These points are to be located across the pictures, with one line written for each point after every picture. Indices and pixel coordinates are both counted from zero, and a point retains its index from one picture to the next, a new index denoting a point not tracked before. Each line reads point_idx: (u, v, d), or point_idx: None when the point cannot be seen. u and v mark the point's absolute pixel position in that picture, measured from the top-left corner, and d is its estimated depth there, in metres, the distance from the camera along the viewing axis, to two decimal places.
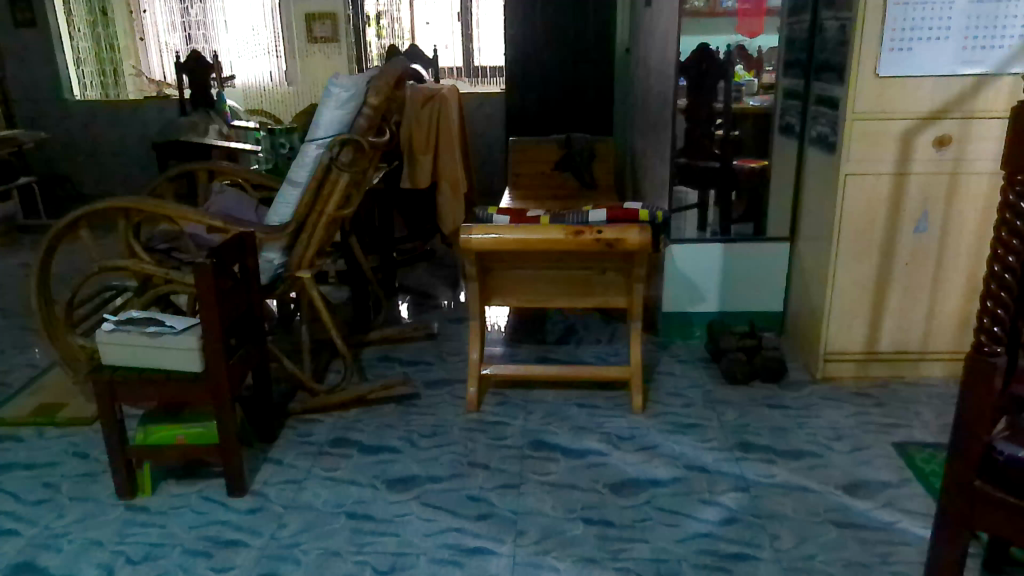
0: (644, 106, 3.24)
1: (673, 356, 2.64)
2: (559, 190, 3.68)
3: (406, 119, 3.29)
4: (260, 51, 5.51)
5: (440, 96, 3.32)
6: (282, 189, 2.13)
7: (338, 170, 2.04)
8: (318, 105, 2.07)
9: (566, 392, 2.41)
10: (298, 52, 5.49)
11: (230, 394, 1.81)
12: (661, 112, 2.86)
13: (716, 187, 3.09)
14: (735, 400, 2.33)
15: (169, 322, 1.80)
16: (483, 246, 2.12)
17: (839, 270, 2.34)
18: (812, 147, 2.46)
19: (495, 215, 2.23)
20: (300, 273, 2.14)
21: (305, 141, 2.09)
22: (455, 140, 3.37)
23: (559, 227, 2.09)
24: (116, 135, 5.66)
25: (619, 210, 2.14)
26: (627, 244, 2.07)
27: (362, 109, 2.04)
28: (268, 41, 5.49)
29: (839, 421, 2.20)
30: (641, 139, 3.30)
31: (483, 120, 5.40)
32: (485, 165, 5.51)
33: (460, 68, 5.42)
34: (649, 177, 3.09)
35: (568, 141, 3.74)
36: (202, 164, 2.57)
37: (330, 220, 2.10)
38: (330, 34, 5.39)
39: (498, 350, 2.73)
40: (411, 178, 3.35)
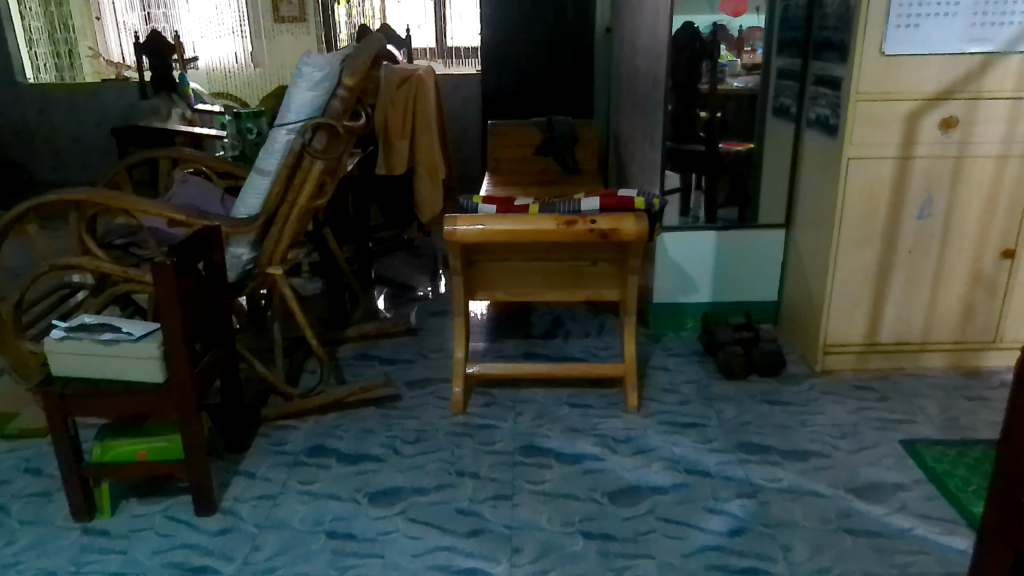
0: (630, 87, 3.09)
1: (665, 349, 2.53)
2: (540, 176, 3.52)
3: (380, 102, 3.14)
4: (224, 31, 5.32)
5: (418, 77, 3.13)
6: (250, 179, 1.93)
7: (311, 157, 1.86)
8: (288, 86, 1.85)
9: (555, 390, 2.28)
10: (263, 31, 5.30)
11: (196, 405, 1.65)
12: (649, 93, 2.72)
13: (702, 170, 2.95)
14: (733, 395, 2.22)
15: (124, 329, 1.63)
16: (469, 238, 1.97)
17: (838, 259, 2.23)
18: (809, 130, 2.35)
19: (480, 204, 2.07)
20: (272, 270, 1.96)
21: (275, 126, 1.89)
22: (433, 123, 3.20)
23: (549, 216, 1.95)
24: (72, 121, 5.40)
25: (613, 199, 1.99)
26: (623, 235, 1.93)
27: (337, 91, 1.85)
28: (233, 21, 5.30)
29: (843, 417, 2.11)
30: (625, 124, 3.23)
31: (458, 102, 5.21)
32: (461, 149, 5.33)
33: (433, 49, 5.24)
34: (637, 164, 2.94)
35: (550, 124, 3.62)
36: (162, 151, 2.38)
37: (303, 211, 1.92)
38: (297, 13, 5.22)
39: (482, 345, 2.60)
40: (387, 164, 3.20)
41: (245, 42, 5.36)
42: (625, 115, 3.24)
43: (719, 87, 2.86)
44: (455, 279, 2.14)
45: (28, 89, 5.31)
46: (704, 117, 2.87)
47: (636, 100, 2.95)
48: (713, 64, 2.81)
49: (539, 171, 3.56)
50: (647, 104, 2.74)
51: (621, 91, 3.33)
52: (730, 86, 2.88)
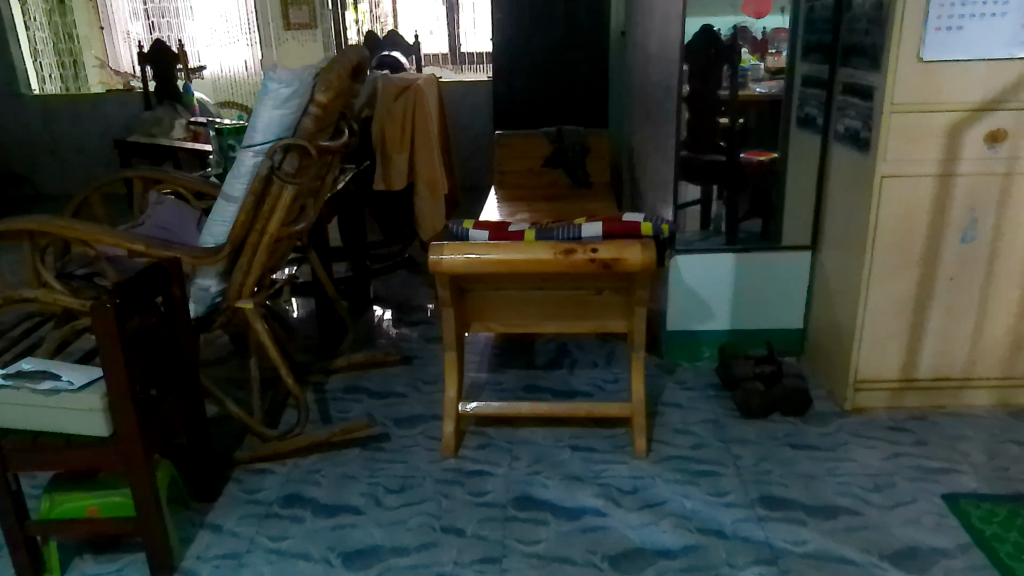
0: (642, 95, 2.90)
1: (679, 382, 2.32)
2: (548, 190, 3.32)
3: (377, 113, 2.98)
4: (239, 37, 5.18)
5: (417, 87, 2.96)
6: (217, 205, 1.77)
7: (281, 181, 1.70)
8: (254, 104, 1.69)
9: (556, 429, 2.09)
10: (273, 39, 5.06)
11: (146, 459, 1.49)
12: (660, 102, 2.52)
13: (720, 183, 2.76)
14: (753, 438, 2.01)
15: (65, 378, 1.48)
16: (456, 269, 1.78)
17: (870, 288, 2.01)
18: (837, 143, 2.13)
19: (470, 229, 1.87)
20: (240, 304, 1.81)
21: (242, 147, 1.73)
22: (433, 135, 3.03)
23: (545, 244, 1.76)
24: (77, 133, 5.31)
25: (616, 224, 1.79)
26: (626, 264, 1.74)
27: (308, 108, 1.68)
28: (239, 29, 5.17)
29: (876, 464, 1.89)
30: (637, 136, 3.03)
31: (468, 110, 5.01)
32: (472, 158, 5.13)
33: (445, 55, 5.14)
34: (648, 179, 2.74)
35: (560, 135, 3.43)
36: (135, 171, 2.24)
37: (272, 240, 1.76)
38: (307, 19, 4.98)
39: (480, 376, 2.41)
40: (385, 180, 3.03)
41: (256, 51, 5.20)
42: (637, 125, 3.04)
43: (739, 93, 2.67)
44: (445, 310, 1.96)
45: (33, 100, 5.23)
46: (725, 125, 2.69)
47: (648, 109, 2.75)
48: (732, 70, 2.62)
49: (547, 185, 3.37)
50: (659, 114, 2.54)
51: (634, 101, 3.13)
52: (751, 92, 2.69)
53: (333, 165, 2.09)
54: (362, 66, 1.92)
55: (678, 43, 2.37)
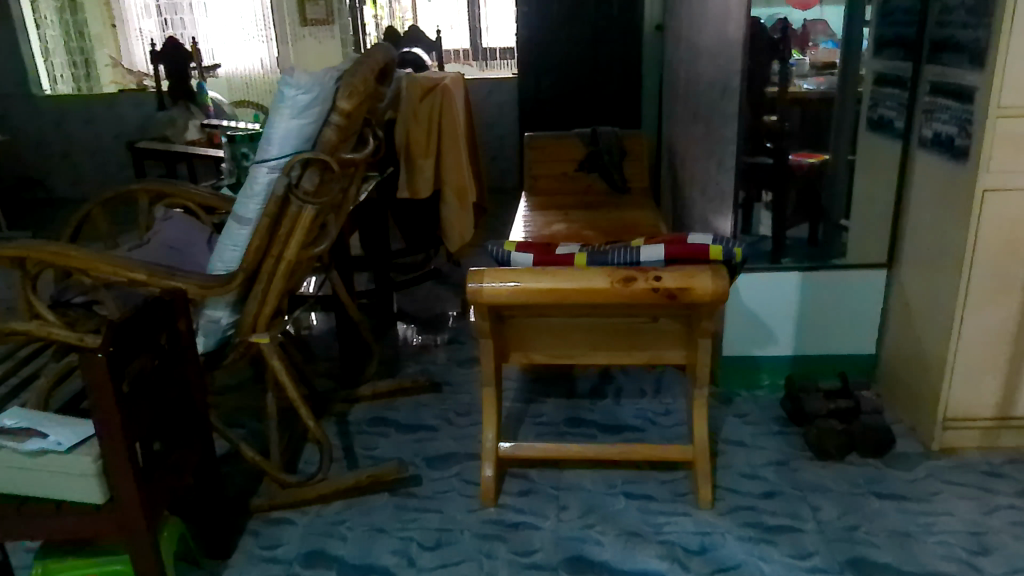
0: (688, 95, 2.67)
1: (738, 414, 2.10)
2: (583, 196, 3.10)
3: (401, 116, 2.76)
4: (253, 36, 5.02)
5: (443, 87, 2.76)
6: (227, 228, 1.57)
7: (299, 201, 1.49)
8: (268, 113, 1.47)
9: (607, 472, 1.87)
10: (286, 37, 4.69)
11: (150, 529, 1.29)
12: (713, 103, 2.29)
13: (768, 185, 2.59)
14: (831, 484, 1.79)
15: (53, 437, 1.27)
16: (499, 299, 1.57)
17: (966, 316, 1.77)
18: (923, 151, 1.89)
19: (513, 252, 1.65)
20: (255, 337, 1.60)
21: (255, 162, 1.52)
22: (461, 138, 2.82)
23: (601, 271, 1.53)
24: (90, 134, 5.15)
25: (681, 247, 1.57)
26: (695, 294, 1.51)
27: (329, 118, 1.47)
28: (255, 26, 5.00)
29: (978, 520, 1.65)
30: (682, 139, 2.80)
31: (493, 108, 4.79)
32: (497, 158, 4.90)
33: (467, 51, 5.04)
34: (698, 187, 2.51)
35: (595, 136, 3.19)
36: (141, 185, 2.04)
37: (291, 267, 1.55)
38: (322, 14, 4.57)
39: (518, 406, 2.20)
40: (410, 187, 2.82)
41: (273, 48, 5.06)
42: (681, 126, 2.81)
43: (788, 89, 2.53)
44: (484, 342, 1.75)
45: (44, 100, 5.06)
46: (774, 123, 2.53)
47: (696, 111, 2.52)
48: (780, 65, 2.44)
49: (582, 191, 3.15)
50: (712, 116, 2.30)
51: (678, 100, 2.90)
52: (799, 88, 2.60)
53: (356, 177, 1.88)
54: (388, 67, 1.71)
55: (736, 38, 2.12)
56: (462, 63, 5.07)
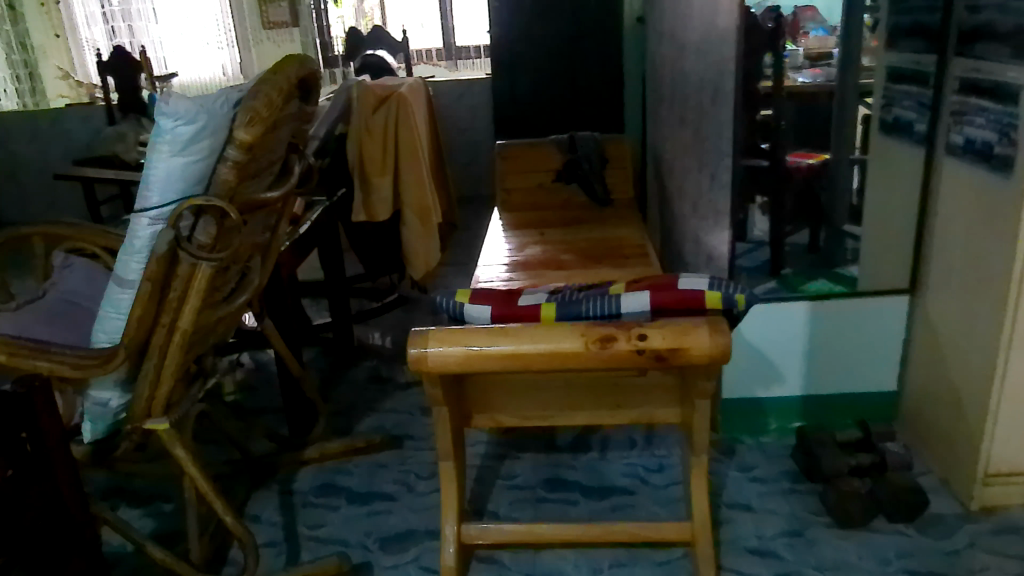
0: (673, 96, 2.37)
1: (743, 468, 1.81)
2: (562, 210, 2.80)
3: (352, 130, 2.46)
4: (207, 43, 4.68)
5: (398, 96, 2.47)
6: (107, 292, 1.27)
7: (191, 258, 1.18)
8: (145, 150, 1.16)
9: (592, 553, 1.59)
10: (251, 38, 4.71)
11: None
12: (701, 107, 2.00)
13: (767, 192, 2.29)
14: (857, 560, 1.50)
15: None
16: (448, 367, 1.27)
17: (1013, 355, 1.48)
18: (953, 158, 1.60)
19: (467, 304, 1.35)
20: (149, 424, 1.29)
21: (135, 210, 1.21)
22: (420, 152, 2.53)
23: (572, 329, 1.23)
24: (36, 152, 4.81)
25: (669, 295, 1.28)
26: (688, 356, 1.22)
27: (224, 153, 1.16)
28: (215, 32, 4.67)
29: None
30: (668, 145, 2.51)
31: (466, 111, 4.47)
32: (472, 164, 4.59)
33: (439, 50, 4.75)
34: (687, 200, 2.22)
35: (573, 142, 2.90)
36: (34, 227, 1.71)
37: (187, 338, 1.25)
38: (288, 17, 4.64)
39: (489, 464, 1.91)
40: (366, 209, 2.52)
41: (237, 54, 4.75)
42: (667, 131, 2.53)
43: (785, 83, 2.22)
44: (439, 409, 1.45)
45: None
46: (768, 120, 2.18)
47: (681, 115, 2.24)
48: (773, 57, 2.11)
49: (560, 205, 2.85)
50: (699, 121, 2.01)
51: (662, 101, 2.61)
52: (794, 83, 2.25)
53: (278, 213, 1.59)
54: (307, 78, 1.40)
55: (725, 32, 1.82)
56: (432, 64, 4.77)
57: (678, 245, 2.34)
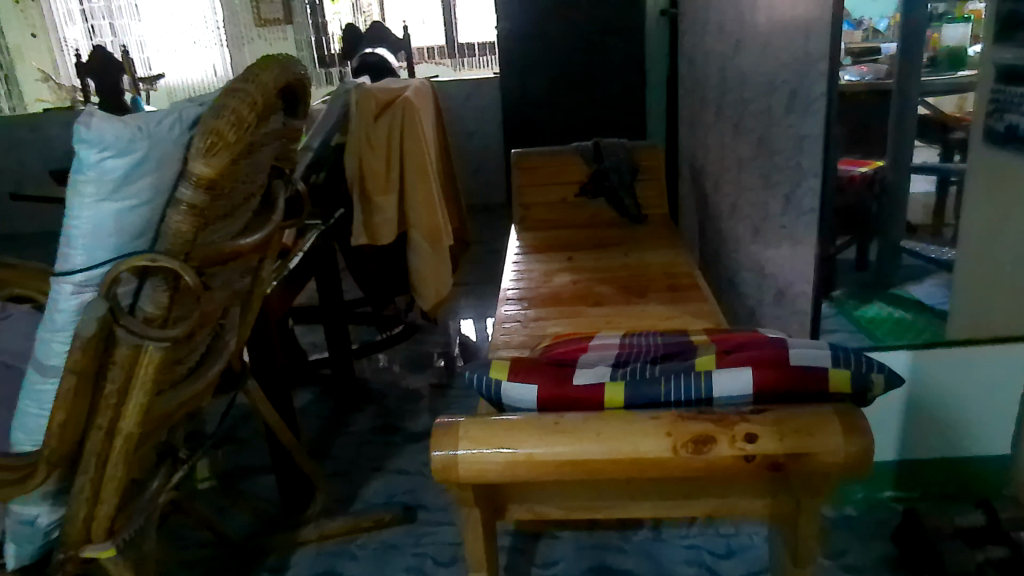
0: (722, 99, 2.05)
1: (835, 553, 1.49)
2: (589, 227, 2.48)
3: (349, 141, 2.13)
4: (193, 43, 4.33)
5: (403, 101, 2.16)
6: (25, 380, 0.96)
7: (132, 338, 0.86)
8: (66, 193, 0.84)
9: None
10: (241, 39, 4.34)
11: None
12: (766, 114, 1.69)
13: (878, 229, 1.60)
14: None
15: None
16: (484, 476, 0.94)
17: None
18: None
19: (506, 383, 1.03)
20: (86, 553, 0.97)
21: (58, 273, 0.90)
22: (429, 166, 2.21)
23: (657, 427, 0.91)
24: (16, 160, 4.50)
25: (775, 375, 0.96)
26: (814, 464, 0.90)
27: (177, 192, 0.85)
28: (204, 30, 4.31)
29: None
30: (715, 155, 2.19)
31: (475, 114, 4.14)
32: (481, 170, 4.25)
33: (443, 47, 4.43)
34: (745, 222, 1.89)
35: (599, 152, 2.58)
36: None
37: (133, 442, 0.92)
38: (282, 14, 4.34)
39: (522, 547, 1.58)
40: (368, 231, 2.20)
41: (228, 53, 4.38)
42: (712, 139, 2.21)
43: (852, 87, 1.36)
44: (469, 512, 1.11)
45: None
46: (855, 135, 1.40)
47: (736, 122, 1.92)
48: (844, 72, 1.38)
49: (587, 222, 2.53)
50: (764, 131, 1.70)
51: (705, 106, 2.29)
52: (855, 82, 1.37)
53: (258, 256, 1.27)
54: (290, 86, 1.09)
55: (793, 22, 1.50)
56: (436, 62, 4.44)
57: (733, 272, 2.01)
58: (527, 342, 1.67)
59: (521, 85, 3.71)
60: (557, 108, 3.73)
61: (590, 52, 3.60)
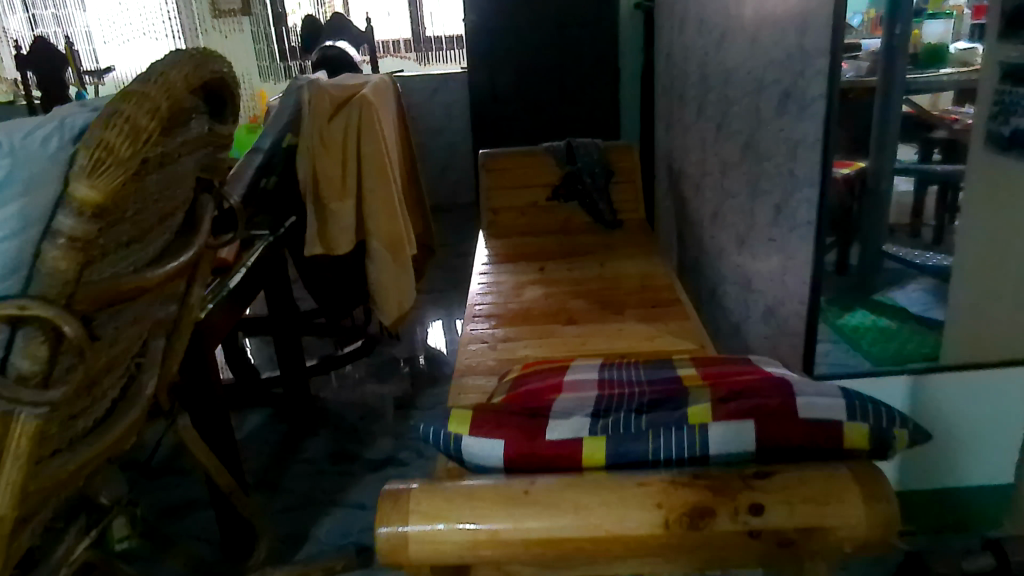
0: (703, 98, 1.92)
1: None
2: (562, 233, 2.34)
3: (302, 141, 1.96)
4: (146, 34, 4.00)
5: (359, 98, 1.98)
6: None
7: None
8: None
9: None
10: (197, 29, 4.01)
11: None
12: (752, 116, 1.55)
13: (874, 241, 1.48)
14: None
15: None
16: (438, 558, 0.79)
17: None
18: None
19: (467, 438, 0.89)
20: None
21: None
22: (389, 169, 2.04)
23: (645, 498, 0.77)
24: None
25: (780, 430, 0.82)
26: (829, 540, 0.76)
27: (55, 221, 0.69)
28: (155, 21, 4.00)
29: None
30: (694, 158, 2.05)
31: (441, 111, 3.96)
32: (449, 169, 4.08)
33: (409, 41, 4.24)
34: (729, 232, 1.76)
35: (571, 152, 2.43)
36: None
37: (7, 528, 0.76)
38: (240, 5, 4.05)
39: None
40: (323, 240, 2.03)
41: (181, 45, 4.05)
42: (691, 140, 2.08)
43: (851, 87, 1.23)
44: None
45: None
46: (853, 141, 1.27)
47: (719, 125, 1.79)
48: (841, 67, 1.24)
49: (559, 228, 2.38)
50: (751, 135, 1.56)
51: (683, 104, 2.15)
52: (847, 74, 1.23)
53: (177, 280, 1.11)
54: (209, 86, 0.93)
55: (784, 15, 1.36)
56: (401, 56, 4.26)
57: (716, 284, 1.88)
58: (495, 368, 1.52)
59: (490, 81, 3.56)
60: (527, 105, 3.59)
61: (560, 45, 3.46)
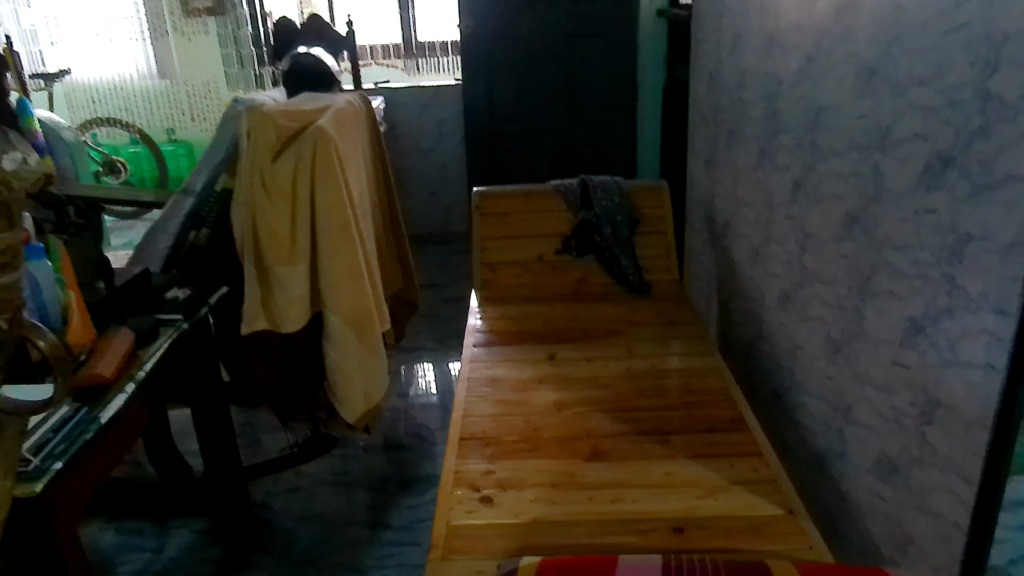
0: (772, 139, 1.44)
1: None
2: (575, 298, 1.86)
3: (239, 187, 1.47)
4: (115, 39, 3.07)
5: (314, 131, 1.48)
6: None
7: None
8: None
9: None
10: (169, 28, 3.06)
11: None
12: (867, 179, 1.07)
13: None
14: None
15: None
16: None
17: None
18: None
19: None
20: None
21: None
22: (353, 224, 1.55)
23: None
24: None
25: None
26: None
27: None
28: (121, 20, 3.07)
29: None
30: (752, 215, 1.58)
31: (433, 129, 3.47)
32: (439, 195, 3.60)
33: (399, 47, 3.75)
34: (812, 328, 1.29)
35: (586, 194, 1.96)
36: None
37: None
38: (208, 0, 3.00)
39: None
40: (268, 313, 1.54)
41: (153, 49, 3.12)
42: (747, 191, 1.60)
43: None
44: None
45: None
46: None
47: (801, 182, 1.30)
48: None
49: (571, 290, 1.91)
50: (863, 205, 1.08)
51: (735, 141, 1.67)
52: None
53: None
54: None
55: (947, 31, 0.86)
56: (388, 64, 3.77)
57: (786, 388, 1.42)
58: (490, 541, 1.04)
59: (489, 98, 3.11)
60: (529, 125, 3.14)
61: (571, 59, 3.00)
